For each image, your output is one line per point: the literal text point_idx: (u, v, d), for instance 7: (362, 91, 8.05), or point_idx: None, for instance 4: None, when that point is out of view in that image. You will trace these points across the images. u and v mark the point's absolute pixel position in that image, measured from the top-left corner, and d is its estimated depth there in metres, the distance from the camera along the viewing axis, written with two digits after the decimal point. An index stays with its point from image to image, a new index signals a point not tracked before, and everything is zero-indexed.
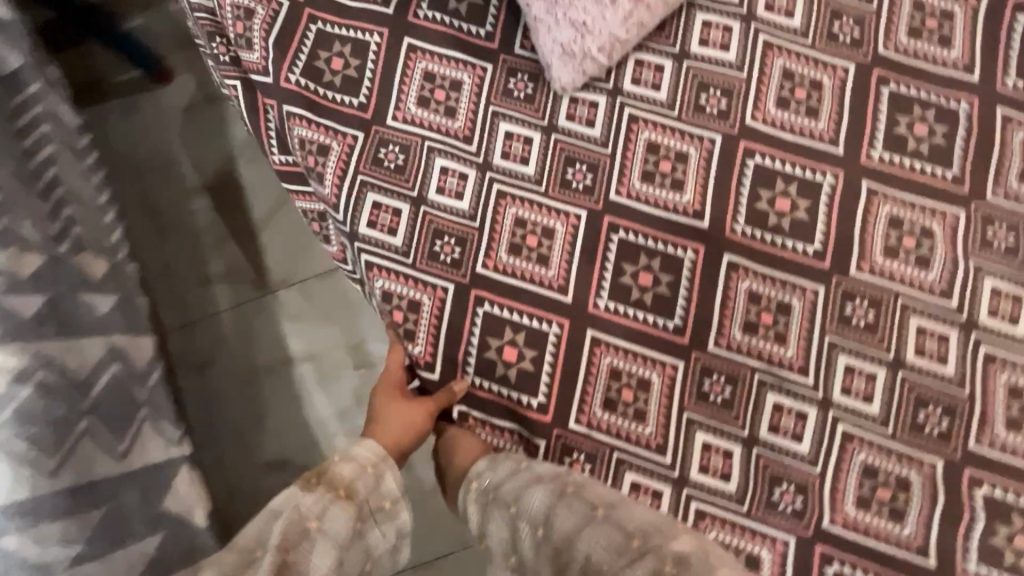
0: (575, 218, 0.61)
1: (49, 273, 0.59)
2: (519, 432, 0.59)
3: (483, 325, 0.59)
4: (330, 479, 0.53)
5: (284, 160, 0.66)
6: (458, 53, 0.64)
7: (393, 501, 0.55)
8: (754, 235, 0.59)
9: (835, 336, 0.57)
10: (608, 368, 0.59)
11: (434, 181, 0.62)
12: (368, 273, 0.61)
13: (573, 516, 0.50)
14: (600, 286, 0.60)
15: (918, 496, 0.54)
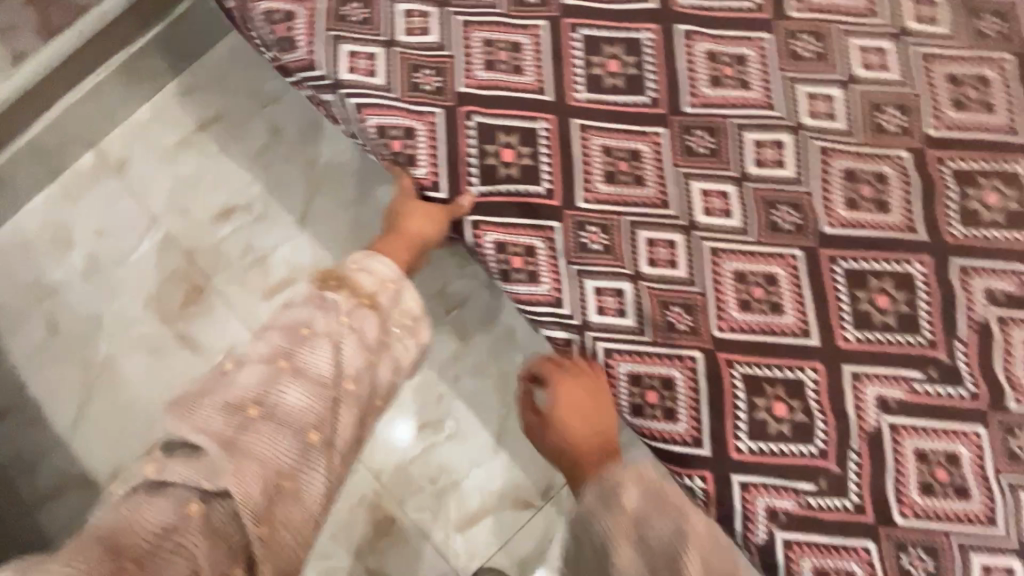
0: (539, 28, 0.66)
1: None
2: (533, 222, 0.61)
3: (478, 135, 0.63)
4: (353, 286, 0.52)
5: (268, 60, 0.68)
6: None
7: (416, 318, 0.54)
8: (698, 6, 0.65)
9: (791, 71, 0.64)
10: (601, 147, 0.63)
11: (401, 24, 0.66)
12: (360, 114, 0.63)
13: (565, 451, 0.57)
14: (576, 80, 0.64)
15: (896, 184, 0.61)
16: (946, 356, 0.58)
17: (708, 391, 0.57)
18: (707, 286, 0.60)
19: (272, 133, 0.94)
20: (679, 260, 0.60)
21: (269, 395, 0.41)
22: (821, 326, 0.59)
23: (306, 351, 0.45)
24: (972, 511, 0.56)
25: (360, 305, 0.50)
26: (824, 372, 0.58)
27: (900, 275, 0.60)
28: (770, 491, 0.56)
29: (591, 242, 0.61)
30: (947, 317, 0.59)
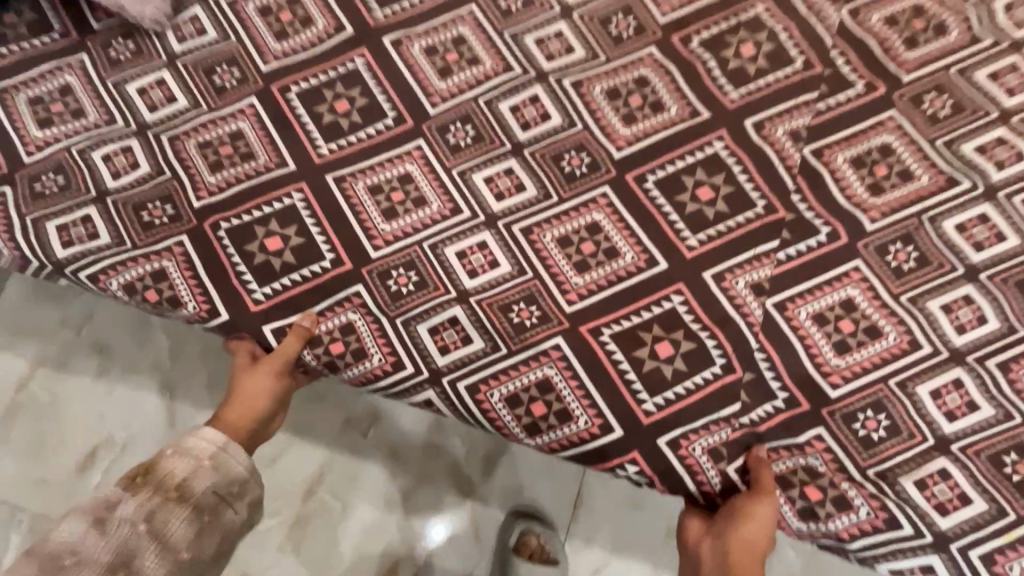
0: (251, 106, 0.60)
1: None
2: (335, 297, 0.54)
3: (236, 239, 0.56)
4: (157, 477, 0.47)
5: None
6: (46, 64, 0.61)
7: (242, 481, 0.50)
8: (393, 12, 0.62)
9: (510, 27, 0.61)
10: (367, 188, 0.57)
11: (104, 171, 0.58)
12: (102, 282, 0.55)
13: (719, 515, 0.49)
14: (312, 135, 0.59)
15: (658, 81, 0.59)
16: (790, 213, 0.55)
17: (588, 371, 0.52)
18: (537, 267, 0.54)
19: (97, 349, 0.80)
20: (498, 256, 0.55)
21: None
22: (663, 247, 0.54)
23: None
24: (892, 345, 0.52)
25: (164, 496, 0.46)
26: (689, 290, 0.53)
27: (708, 160, 0.56)
28: (702, 432, 0.51)
29: (402, 285, 0.54)
30: (770, 177, 0.56)
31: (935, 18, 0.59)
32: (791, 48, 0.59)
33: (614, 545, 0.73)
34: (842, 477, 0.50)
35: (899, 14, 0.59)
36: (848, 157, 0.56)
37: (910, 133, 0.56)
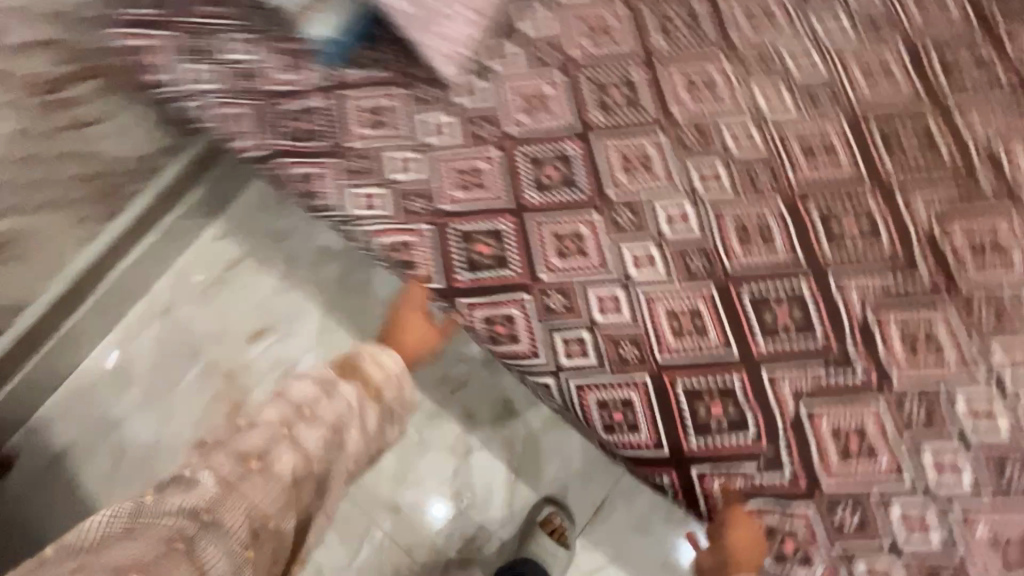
0: (494, 153, 0.89)
1: None
2: (510, 296, 0.81)
3: (460, 237, 0.84)
4: (365, 372, 0.85)
5: None
6: (377, 87, 0.93)
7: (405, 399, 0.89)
8: (607, 119, 0.88)
9: (682, 154, 0.86)
10: (551, 232, 0.84)
11: (393, 167, 0.89)
12: (374, 236, 0.86)
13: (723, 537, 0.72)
14: (526, 186, 0.87)
15: (774, 225, 0.81)
16: (840, 350, 0.75)
17: (659, 405, 0.75)
18: (646, 323, 0.78)
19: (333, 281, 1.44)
20: (622, 307, 0.79)
21: (268, 454, 0.70)
22: (739, 341, 0.76)
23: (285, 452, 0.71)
24: (883, 468, 0.71)
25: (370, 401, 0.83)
26: (747, 376, 0.75)
27: (793, 292, 0.78)
28: (721, 474, 0.72)
29: (553, 304, 0.80)
30: (834, 320, 0.76)
31: (1002, 246, 0.78)
32: (884, 232, 0.79)
33: (612, 555, 1.26)
34: (811, 544, 0.70)
35: (977, 236, 0.78)
36: (899, 325, 0.75)
37: (955, 326, 0.75)
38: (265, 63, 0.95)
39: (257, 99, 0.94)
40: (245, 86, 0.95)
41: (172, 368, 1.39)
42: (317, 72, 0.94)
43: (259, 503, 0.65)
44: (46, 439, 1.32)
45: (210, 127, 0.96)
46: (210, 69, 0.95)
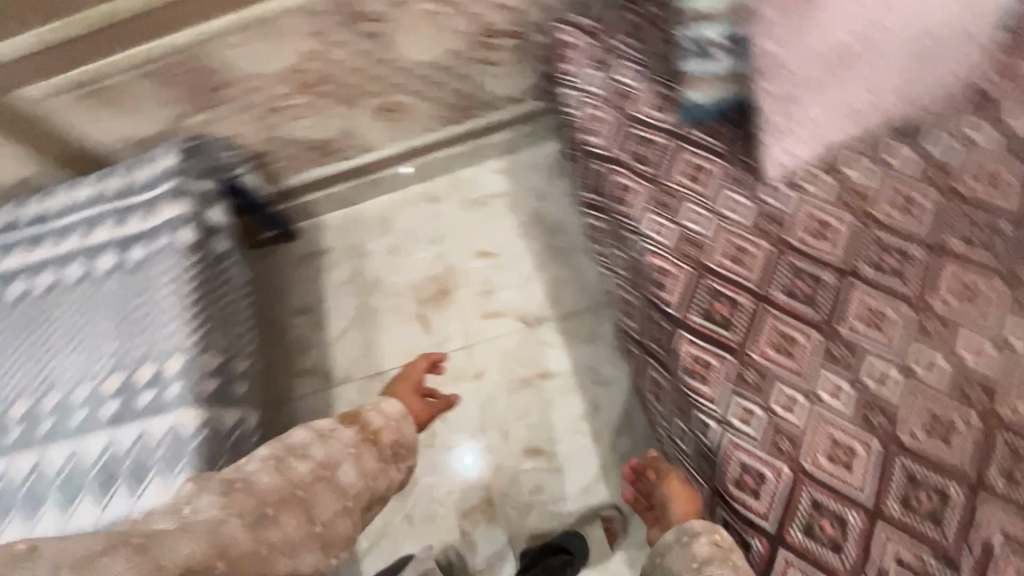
0: (768, 248, 1.10)
1: (105, 460, 1.20)
2: (719, 351, 1.03)
3: (708, 290, 1.07)
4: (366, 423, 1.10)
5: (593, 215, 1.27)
6: (709, 153, 1.18)
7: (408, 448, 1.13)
8: (871, 274, 1.06)
9: (916, 336, 1.01)
10: (776, 327, 1.04)
11: (688, 214, 1.14)
12: (647, 253, 1.13)
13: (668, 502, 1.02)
14: (776, 284, 1.07)
15: (960, 433, 0.95)
16: (954, 553, 0.90)
17: (784, 495, 0.93)
18: (810, 435, 0.96)
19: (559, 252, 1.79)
20: (799, 412, 0.98)
21: (252, 474, 0.94)
22: (875, 493, 0.93)
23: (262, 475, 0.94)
24: None
25: (367, 445, 1.06)
26: (868, 521, 0.91)
27: (943, 490, 0.93)
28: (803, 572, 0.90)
29: (747, 376, 1.01)
30: (964, 530, 0.91)
31: None
32: None
33: None
34: None
35: None
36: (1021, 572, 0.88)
37: None
38: (641, 95, 1.24)
39: (620, 115, 1.24)
40: (618, 102, 1.25)
41: (424, 244, 1.87)
42: (674, 120, 1.22)
43: (227, 507, 0.86)
44: (320, 238, 1.92)
45: (577, 117, 1.28)
46: (603, 79, 1.27)
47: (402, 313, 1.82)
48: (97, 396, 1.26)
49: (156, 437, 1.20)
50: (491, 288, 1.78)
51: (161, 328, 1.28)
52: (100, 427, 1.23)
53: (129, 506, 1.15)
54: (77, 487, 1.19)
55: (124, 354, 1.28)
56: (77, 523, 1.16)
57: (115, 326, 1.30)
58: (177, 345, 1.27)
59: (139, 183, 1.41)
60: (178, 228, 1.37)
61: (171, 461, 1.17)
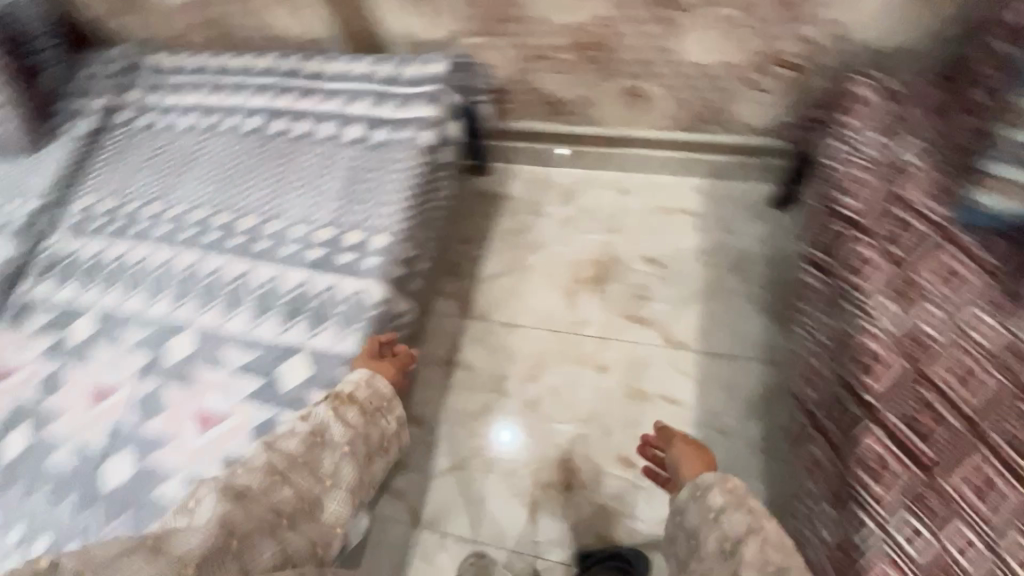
0: (1004, 383, 0.99)
1: (296, 294, 1.37)
2: (907, 460, 0.97)
3: (919, 398, 1.00)
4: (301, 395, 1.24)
5: (813, 272, 1.24)
6: (975, 263, 1.08)
7: (386, 397, 1.23)
8: None
9: None
10: (981, 466, 0.94)
11: (923, 312, 1.06)
12: (863, 332, 1.07)
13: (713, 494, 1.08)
14: (999, 424, 0.96)
15: None
16: None
17: None
18: None
19: (728, 290, 1.75)
20: (974, 561, 0.89)
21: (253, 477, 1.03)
22: None
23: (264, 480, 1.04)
24: None
25: (348, 406, 1.17)
26: None
27: None
28: None
29: (927, 499, 0.94)
30: None
31: None
32: None
33: None
34: None
35: None
36: None
37: None
38: (921, 177, 1.17)
39: (890, 188, 1.18)
40: (892, 174, 1.18)
41: (599, 227, 1.89)
42: (948, 215, 1.13)
43: (232, 504, 0.97)
44: (506, 183, 2.01)
45: (837, 174, 1.25)
46: (886, 146, 1.22)
47: (553, 280, 1.84)
48: (308, 238, 1.43)
49: (343, 294, 1.34)
50: (646, 296, 1.77)
51: (379, 206, 1.43)
52: (300, 266, 1.40)
53: (301, 341, 1.31)
54: (268, 305, 1.37)
55: (341, 216, 1.44)
56: (259, 333, 1.34)
57: (344, 188, 1.47)
58: (387, 226, 1.41)
59: (406, 80, 1.57)
60: (425, 129, 1.51)
61: (347, 320, 1.31)
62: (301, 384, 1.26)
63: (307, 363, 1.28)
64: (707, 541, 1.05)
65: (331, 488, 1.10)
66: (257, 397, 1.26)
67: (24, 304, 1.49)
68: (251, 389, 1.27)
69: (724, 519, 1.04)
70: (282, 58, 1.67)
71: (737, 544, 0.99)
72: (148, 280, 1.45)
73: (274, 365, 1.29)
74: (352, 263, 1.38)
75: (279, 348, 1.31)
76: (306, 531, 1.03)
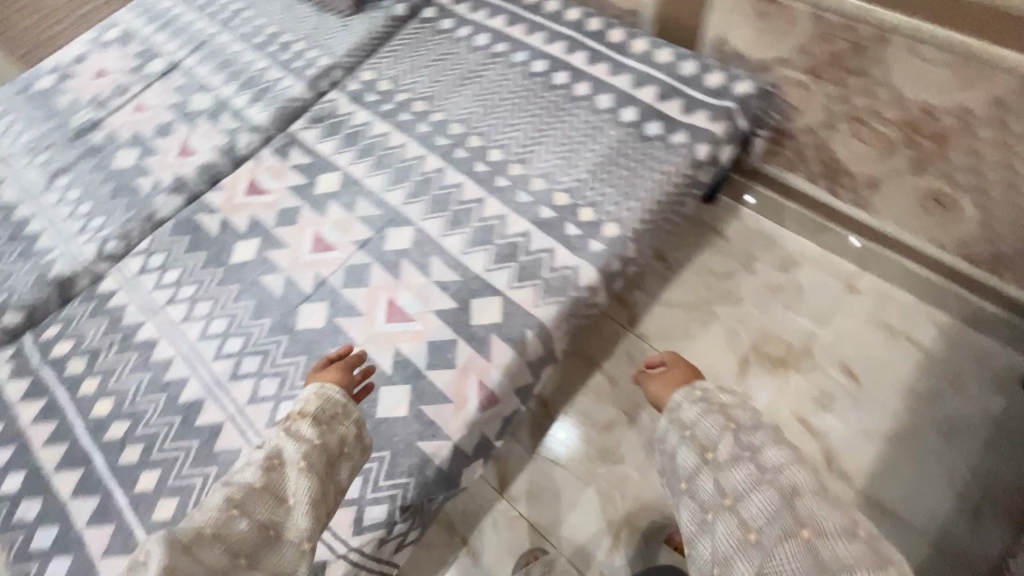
0: None
1: (513, 241, 1.38)
2: None
3: None
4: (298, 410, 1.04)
5: None
6: None
7: (342, 403, 1.02)
8: None
9: None
10: None
11: None
12: None
13: (708, 429, 1.08)
14: None
15: None
16: None
17: None
18: None
19: (929, 450, 1.51)
20: None
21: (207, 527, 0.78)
22: None
23: (215, 531, 0.79)
24: None
25: (302, 419, 0.96)
26: None
27: None
28: None
29: None
30: None
31: None
32: None
33: None
34: None
35: None
36: None
37: None
38: None
39: None
40: None
41: (804, 312, 1.71)
42: None
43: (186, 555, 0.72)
44: (728, 223, 1.88)
45: None
46: None
47: (732, 340, 1.71)
48: (545, 195, 1.43)
49: (556, 263, 1.34)
50: (826, 406, 1.59)
51: (626, 196, 1.39)
52: (526, 218, 1.41)
53: (500, 287, 1.33)
54: (483, 239, 1.40)
55: (586, 189, 1.42)
56: (466, 261, 1.38)
57: (599, 164, 1.45)
58: (626, 218, 1.37)
59: (703, 87, 1.50)
60: (704, 141, 1.43)
61: (550, 289, 1.31)
62: (483, 326, 1.28)
63: (496, 311, 1.30)
64: (687, 456, 1.09)
65: (292, 508, 0.87)
66: (441, 317, 1.31)
67: (289, 139, 1.67)
68: (439, 307, 1.32)
69: (699, 432, 1.09)
70: (591, 19, 1.68)
71: (716, 454, 1.04)
72: (394, 167, 1.56)
73: (467, 296, 1.33)
74: (577, 238, 1.36)
75: (477, 282, 1.34)
76: (269, 567, 0.81)
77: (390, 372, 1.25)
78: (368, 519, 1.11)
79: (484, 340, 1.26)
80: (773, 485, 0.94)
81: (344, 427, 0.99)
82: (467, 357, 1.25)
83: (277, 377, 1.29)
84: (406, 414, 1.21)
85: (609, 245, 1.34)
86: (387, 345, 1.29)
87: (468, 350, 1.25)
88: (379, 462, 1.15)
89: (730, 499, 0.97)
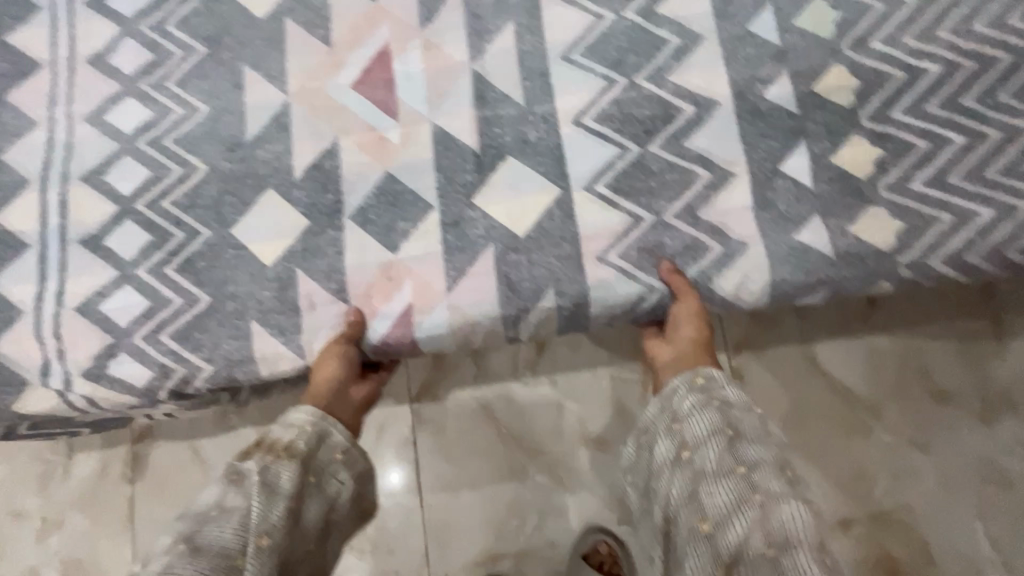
0: None
1: (665, 103, 0.61)
2: None
3: None
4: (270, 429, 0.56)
5: None
6: None
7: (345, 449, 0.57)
8: None
9: None
10: None
11: None
12: None
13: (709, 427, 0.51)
14: None
15: None
16: None
17: None
18: None
19: None
20: None
21: None
22: None
23: None
24: None
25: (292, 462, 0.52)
26: None
27: None
28: None
29: None
30: None
31: None
32: None
33: None
34: None
35: None
36: None
37: None
38: None
39: None
40: None
41: (1001, 537, 0.91)
42: None
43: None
44: None
45: None
46: None
47: (856, 480, 0.93)
48: (809, 57, 0.59)
49: (703, 207, 0.59)
50: None
51: (971, 181, 0.55)
52: (729, 76, 0.60)
53: (571, 172, 0.61)
54: (618, 58, 0.62)
55: (902, 101, 0.57)
56: (554, 74, 0.63)
57: (981, 68, 0.56)
58: (923, 227, 0.55)
59: None
60: None
61: (651, 247, 0.59)
62: (486, 221, 0.61)
63: (529, 208, 0.61)
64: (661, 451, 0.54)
65: None
66: (436, 147, 0.63)
67: None
68: (446, 124, 0.64)
69: (679, 427, 0.53)
70: None
71: (695, 459, 0.50)
72: None
73: (503, 143, 0.62)
74: (783, 191, 0.58)
75: (540, 133, 0.62)
76: None
77: (296, 179, 0.65)
78: (112, 371, 0.63)
79: (465, 243, 0.61)
80: (761, 514, 0.44)
81: (332, 488, 0.56)
82: (419, 249, 0.62)
83: (146, 52, 0.70)
84: (270, 263, 0.64)
85: (836, 250, 0.56)
86: (325, 128, 0.66)
87: (429, 240, 0.62)
88: (182, 305, 0.64)
89: (710, 531, 0.45)
